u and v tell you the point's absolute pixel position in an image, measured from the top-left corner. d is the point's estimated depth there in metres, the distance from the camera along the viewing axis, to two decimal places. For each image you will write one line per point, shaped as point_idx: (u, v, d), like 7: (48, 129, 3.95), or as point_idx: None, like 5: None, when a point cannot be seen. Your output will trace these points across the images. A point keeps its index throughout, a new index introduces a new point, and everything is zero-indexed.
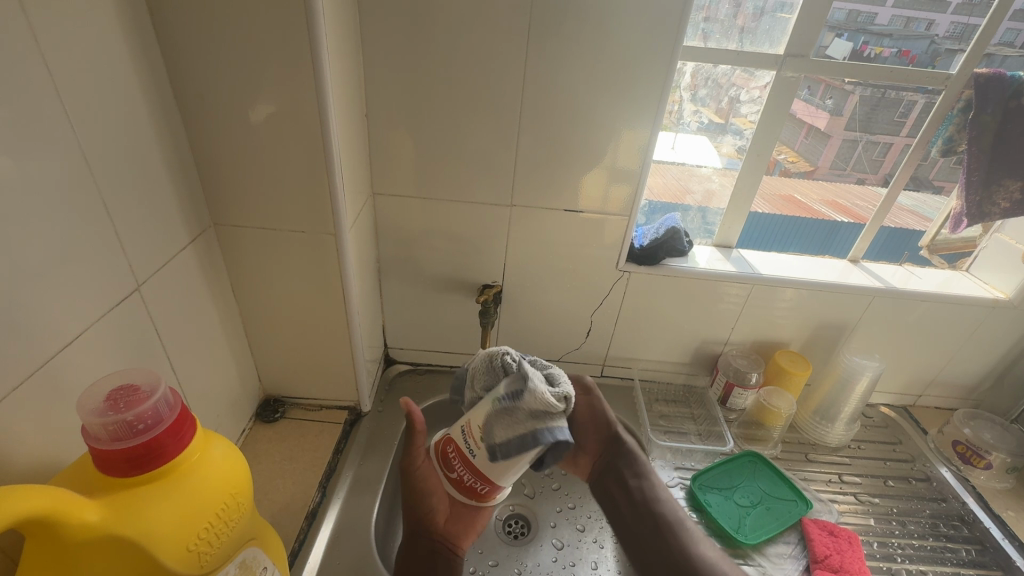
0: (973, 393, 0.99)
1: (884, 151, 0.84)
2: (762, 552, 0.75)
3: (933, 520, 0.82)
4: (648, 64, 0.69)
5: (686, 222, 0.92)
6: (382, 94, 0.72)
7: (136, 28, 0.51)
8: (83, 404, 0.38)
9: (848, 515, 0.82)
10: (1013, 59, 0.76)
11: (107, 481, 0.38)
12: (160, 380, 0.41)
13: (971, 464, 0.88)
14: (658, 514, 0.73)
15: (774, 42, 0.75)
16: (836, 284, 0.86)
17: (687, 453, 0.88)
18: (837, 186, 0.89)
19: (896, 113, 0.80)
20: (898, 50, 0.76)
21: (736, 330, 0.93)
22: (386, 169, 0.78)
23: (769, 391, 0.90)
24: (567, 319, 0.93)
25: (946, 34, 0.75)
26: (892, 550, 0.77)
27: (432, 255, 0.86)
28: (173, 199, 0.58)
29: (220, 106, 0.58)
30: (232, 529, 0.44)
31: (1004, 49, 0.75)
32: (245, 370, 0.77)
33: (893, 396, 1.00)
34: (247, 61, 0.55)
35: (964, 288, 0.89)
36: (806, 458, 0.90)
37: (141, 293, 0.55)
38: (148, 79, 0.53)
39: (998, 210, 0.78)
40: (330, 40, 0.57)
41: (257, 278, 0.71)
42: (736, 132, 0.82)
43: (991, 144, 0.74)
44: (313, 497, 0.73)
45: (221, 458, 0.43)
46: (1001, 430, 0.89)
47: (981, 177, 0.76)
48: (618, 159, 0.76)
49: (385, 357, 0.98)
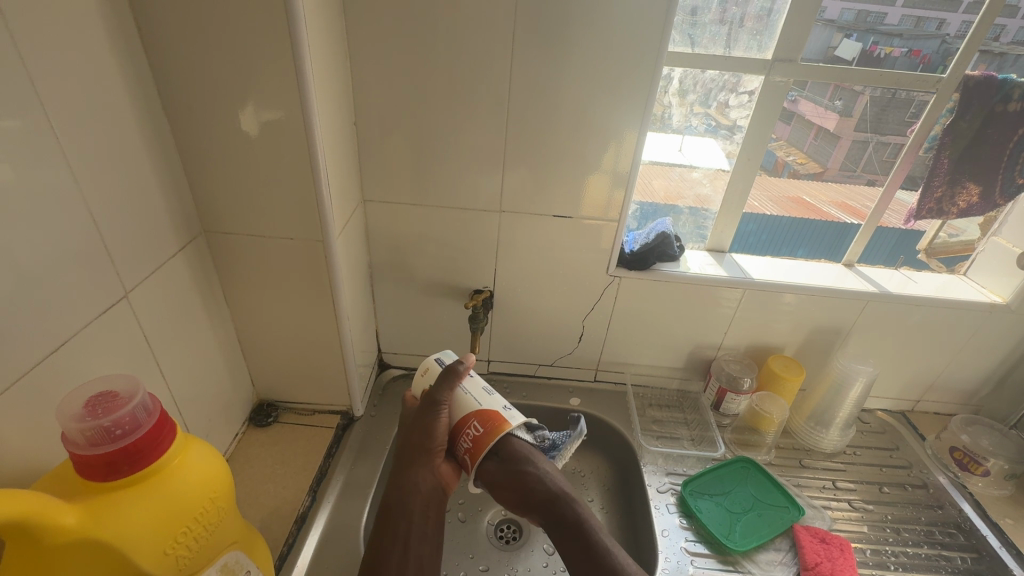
0: (973, 398, 0.98)
1: (895, 152, 0.82)
2: (752, 559, 0.74)
3: (928, 527, 0.81)
4: (636, 67, 0.69)
5: (678, 226, 0.92)
6: (371, 100, 0.73)
7: (124, 40, 0.52)
8: (63, 409, 0.38)
9: (842, 522, 0.81)
10: None
11: (87, 485, 0.39)
12: (140, 385, 0.42)
13: (969, 471, 0.87)
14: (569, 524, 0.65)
15: (763, 46, 0.75)
16: (830, 289, 0.86)
17: (678, 458, 0.88)
18: (847, 188, 0.87)
19: (907, 112, 0.79)
20: (907, 49, 0.75)
21: (729, 334, 0.92)
22: (376, 175, 0.79)
23: (762, 396, 0.90)
24: (560, 323, 0.93)
25: (957, 33, 0.74)
26: (886, 557, 0.76)
27: (424, 261, 0.87)
28: (161, 206, 0.59)
29: (208, 114, 0.59)
30: (210, 532, 0.45)
31: (1016, 48, 0.75)
32: (237, 374, 0.78)
33: (890, 402, 0.99)
34: (233, 69, 0.56)
35: (960, 292, 0.88)
36: (800, 463, 0.89)
37: (131, 300, 0.55)
38: (136, 90, 0.55)
39: (956, 209, 0.82)
40: (315, 50, 0.58)
41: (249, 284, 0.72)
42: (727, 135, 0.82)
43: (963, 147, 0.77)
44: (303, 501, 0.74)
45: (202, 462, 0.44)
46: (999, 436, 0.88)
47: (945, 180, 0.79)
48: (617, 164, 0.77)
49: (379, 362, 0.99)
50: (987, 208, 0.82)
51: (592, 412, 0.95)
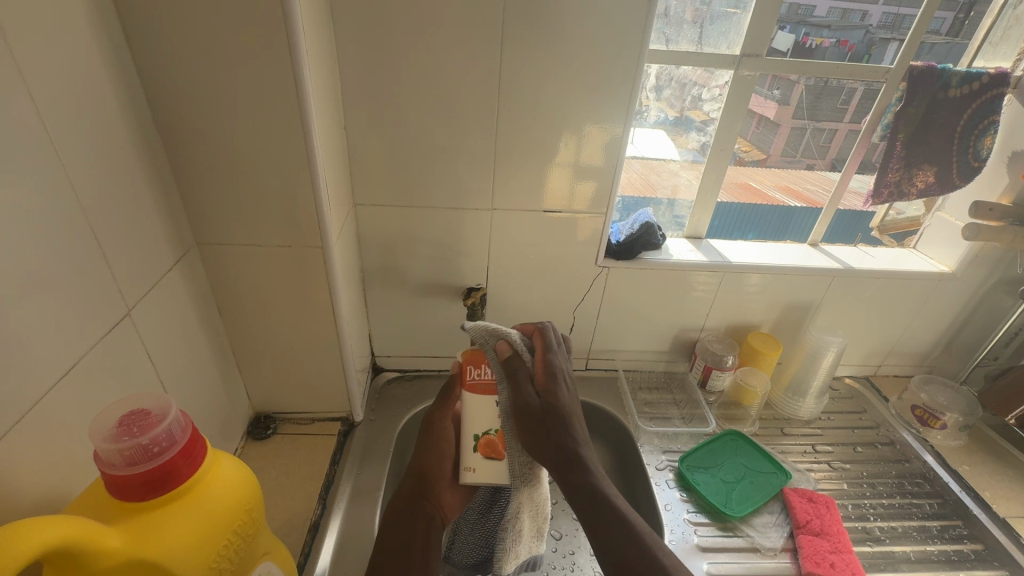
0: (927, 360, 1.07)
1: (829, 137, 0.90)
2: (749, 523, 0.79)
3: (898, 479, 0.89)
4: (619, 64, 0.72)
5: (658, 216, 0.97)
6: (361, 103, 0.72)
7: (115, 51, 0.51)
8: (95, 430, 0.38)
9: (824, 481, 0.87)
10: (939, 45, 0.82)
11: (126, 506, 0.38)
12: (171, 403, 0.41)
13: (928, 425, 0.95)
14: (571, 485, 0.52)
15: (730, 43, 0.80)
16: (800, 268, 0.92)
17: (672, 437, 0.92)
18: (789, 173, 0.94)
19: (839, 100, 0.86)
20: (836, 40, 0.81)
21: (711, 316, 0.97)
22: (366, 179, 0.78)
23: (744, 371, 0.96)
24: (551, 316, 0.95)
25: (879, 24, 0.81)
26: (865, 510, 0.83)
27: (415, 262, 0.87)
28: (156, 220, 0.58)
29: (201, 123, 0.57)
30: (246, 544, 0.45)
31: (932, 36, 0.81)
32: (233, 388, 0.77)
33: (856, 368, 1.07)
34: (227, 79, 0.55)
35: (913, 263, 0.97)
36: (782, 431, 0.96)
37: (133, 318, 0.54)
38: (126, 101, 0.53)
39: (916, 189, 0.88)
40: (310, 54, 0.57)
41: (243, 295, 0.71)
42: (701, 128, 0.86)
43: (913, 131, 0.83)
44: (314, 510, 0.73)
45: (233, 475, 0.44)
46: (953, 392, 0.97)
47: (902, 163, 0.85)
48: (580, 157, 0.79)
49: (373, 366, 0.98)
50: (945, 187, 0.88)
51: (586, 400, 0.98)
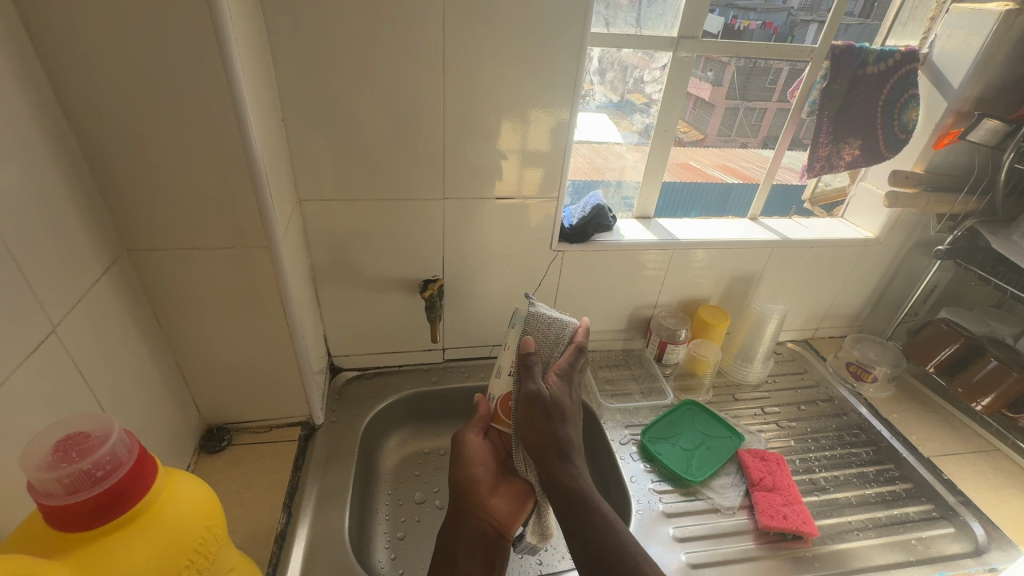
0: (858, 320, 1.16)
1: (760, 116, 0.94)
2: (709, 486, 0.84)
3: (838, 432, 0.96)
4: (563, 48, 0.72)
5: (608, 198, 0.99)
6: (299, 93, 0.69)
7: (15, 42, 0.46)
8: (26, 460, 0.34)
9: (774, 440, 0.93)
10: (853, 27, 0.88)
11: (71, 537, 0.35)
12: (112, 423, 0.38)
13: (861, 379, 1.03)
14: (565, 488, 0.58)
15: (668, 25, 0.82)
16: (742, 241, 0.96)
17: (634, 411, 0.96)
18: (726, 152, 0.98)
19: (767, 79, 0.90)
20: (762, 22, 0.85)
21: (663, 293, 1.01)
22: (309, 173, 0.75)
23: (697, 343, 1.00)
24: (510, 302, 0.96)
25: (799, 6, 0.85)
26: (811, 463, 0.90)
27: (368, 256, 0.85)
28: (78, 226, 0.53)
29: (121, 119, 0.53)
30: (210, 563, 0.43)
31: (848, 17, 0.86)
32: (181, 402, 0.72)
33: (796, 332, 1.14)
34: (150, 70, 0.51)
35: (842, 231, 1.04)
36: (733, 397, 1.01)
37: (60, 334, 0.49)
38: (32, 97, 0.47)
39: (843, 162, 0.93)
40: (240, 41, 0.54)
41: (184, 302, 0.66)
42: (644, 110, 0.89)
43: (837, 107, 0.87)
44: (279, 518, 0.71)
45: (190, 492, 0.42)
46: (881, 348, 1.06)
47: (829, 138, 0.90)
48: (527, 141, 0.79)
49: (330, 367, 0.96)
50: (872, 159, 0.93)
51: None
